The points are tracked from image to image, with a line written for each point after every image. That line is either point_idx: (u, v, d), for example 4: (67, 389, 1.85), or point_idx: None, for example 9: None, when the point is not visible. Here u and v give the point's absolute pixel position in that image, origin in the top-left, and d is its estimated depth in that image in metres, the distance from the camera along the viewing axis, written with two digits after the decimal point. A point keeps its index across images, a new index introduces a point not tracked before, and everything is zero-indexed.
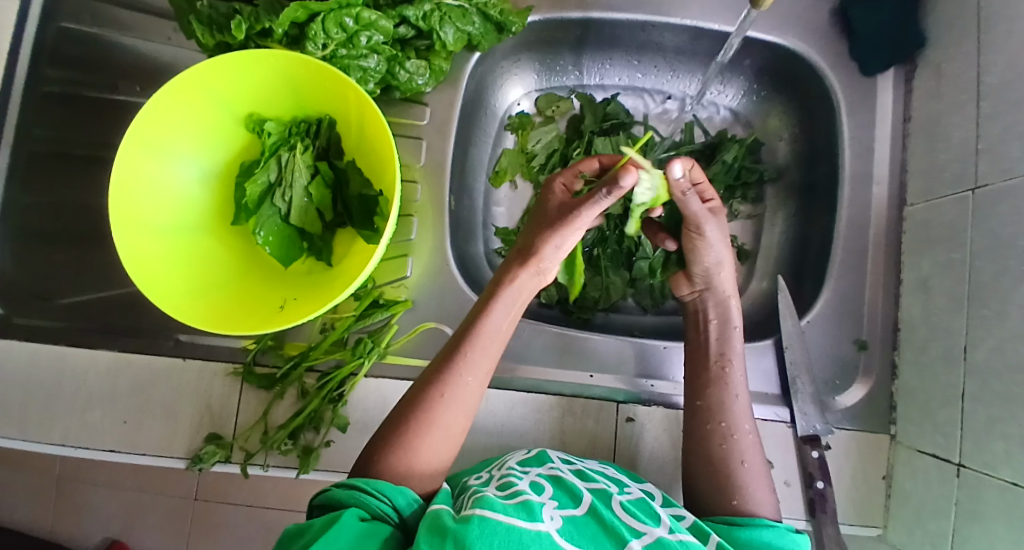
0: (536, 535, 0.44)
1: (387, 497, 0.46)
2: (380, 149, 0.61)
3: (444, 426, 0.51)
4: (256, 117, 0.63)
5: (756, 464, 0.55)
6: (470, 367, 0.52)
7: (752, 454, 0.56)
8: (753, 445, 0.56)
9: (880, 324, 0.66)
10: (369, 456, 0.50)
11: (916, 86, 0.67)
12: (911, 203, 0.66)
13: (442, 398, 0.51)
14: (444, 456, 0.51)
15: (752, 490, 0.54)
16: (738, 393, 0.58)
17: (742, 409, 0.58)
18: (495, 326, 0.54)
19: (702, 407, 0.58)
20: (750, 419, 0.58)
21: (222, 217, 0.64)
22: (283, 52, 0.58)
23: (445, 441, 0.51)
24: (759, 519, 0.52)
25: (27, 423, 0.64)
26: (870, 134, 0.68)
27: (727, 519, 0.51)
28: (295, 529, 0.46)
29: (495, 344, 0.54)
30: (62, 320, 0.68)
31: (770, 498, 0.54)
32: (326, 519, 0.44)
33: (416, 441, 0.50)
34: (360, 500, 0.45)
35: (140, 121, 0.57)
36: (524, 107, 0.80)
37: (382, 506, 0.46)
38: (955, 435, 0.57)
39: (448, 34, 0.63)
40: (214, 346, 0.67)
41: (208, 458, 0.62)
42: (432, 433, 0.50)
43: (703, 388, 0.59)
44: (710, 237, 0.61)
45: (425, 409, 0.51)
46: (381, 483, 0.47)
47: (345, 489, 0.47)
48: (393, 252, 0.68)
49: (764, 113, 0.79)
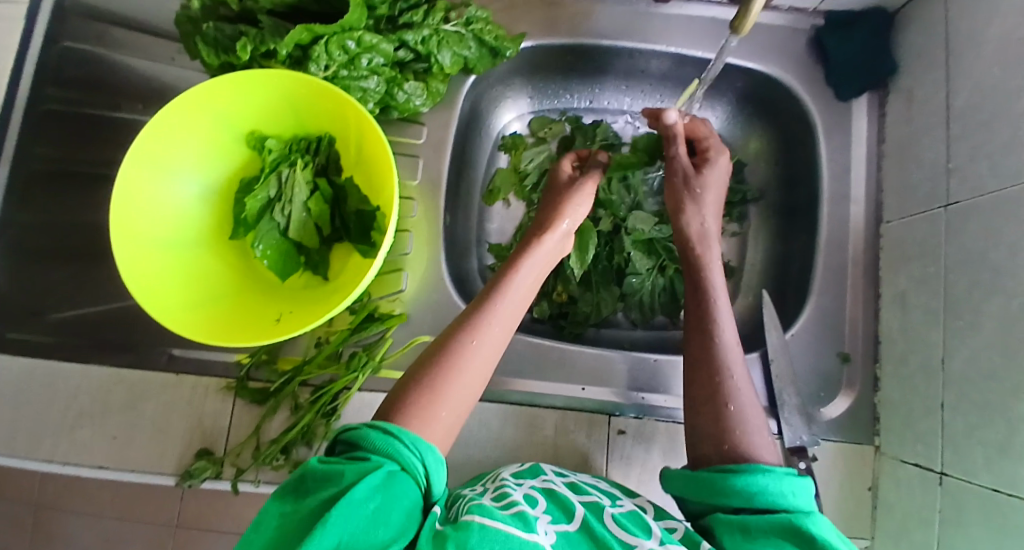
0: (534, 546, 0.44)
1: (418, 452, 0.46)
2: (378, 166, 0.63)
3: (466, 373, 0.52)
4: (257, 134, 0.64)
5: (745, 407, 0.54)
6: (496, 319, 0.55)
7: (742, 399, 0.55)
8: (748, 391, 0.56)
9: (861, 338, 0.69)
10: (392, 402, 0.50)
11: (889, 111, 0.71)
12: (887, 221, 0.69)
13: (469, 345, 0.53)
14: (462, 407, 0.51)
15: (746, 431, 0.53)
16: (736, 371, 0.57)
17: (733, 354, 0.58)
18: (519, 285, 0.59)
19: (691, 352, 0.60)
20: (739, 365, 0.58)
21: (221, 231, 0.65)
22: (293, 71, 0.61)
23: (466, 390, 0.52)
24: (754, 464, 0.50)
25: (18, 442, 0.65)
26: (847, 156, 0.72)
27: (722, 469, 0.50)
28: (320, 470, 0.44)
29: (518, 303, 0.58)
30: (56, 336, 0.68)
31: (771, 445, 0.53)
32: (358, 470, 0.43)
33: (441, 385, 0.51)
34: (393, 449, 0.45)
35: (143, 138, 0.59)
36: (517, 128, 0.83)
37: (411, 460, 0.46)
38: (935, 444, 0.59)
39: (445, 58, 0.66)
40: (207, 361, 0.67)
41: (197, 474, 0.62)
42: (456, 378, 0.51)
43: (693, 332, 0.61)
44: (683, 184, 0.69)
45: (452, 354, 0.52)
46: (413, 436, 0.47)
47: (378, 432, 0.46)
48: (389, 266, 0.70)
49: (746, 135, 0.82)
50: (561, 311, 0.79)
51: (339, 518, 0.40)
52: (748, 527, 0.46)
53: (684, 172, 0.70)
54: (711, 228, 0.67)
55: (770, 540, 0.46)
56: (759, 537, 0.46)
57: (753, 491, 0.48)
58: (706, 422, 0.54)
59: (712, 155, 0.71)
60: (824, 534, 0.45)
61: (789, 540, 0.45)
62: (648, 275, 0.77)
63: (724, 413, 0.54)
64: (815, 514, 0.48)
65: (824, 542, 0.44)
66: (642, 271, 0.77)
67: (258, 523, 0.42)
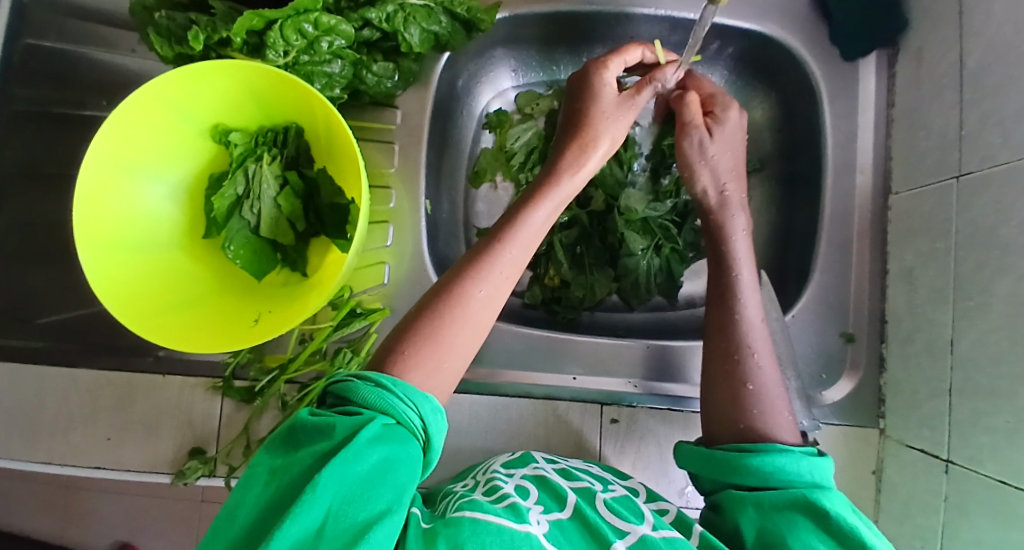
0: (525, 537, 0.41)
1: (415, 404, 0.41)
2: (347, 156, 0.60)
3: (470, 321, 0.46)
4: (222, 128, 0.62)
5: (764, 386, 0.51)
6: (506, 263, 0.49)
7: (762, 376, 0.52)
8: (769, 370, 0.53)
9: (867, 317, 0.65)
10: (389, 349, 0.45)
11: (898, 70, 0.65)
12: (895, 191, 0.64)
13: (474, 293, 0.47)
14: (462, 360, 0.46)
15: (766, 411, 0.50)
16: (754, 343, 0.54)
17: (755, 329, 0.55)
18: (537, 224, 0.52)
19: (715, 323, 0.56)
20: (760, 340, 0.54)
21: (193, 231, 0.64)
22: (248, 67, 0.56)
23: (468, 340, 0.46)
24: (773, 444, 0.47)
25: (14, 444, 0.65)
26: (853, 121, 0.67)
27: (742, 447, 0.48)
28: (311, 424, 0.40)
29: (531, 240, 0.51)
30: (42, 340, 0.67)
31: (790, 423, 0.50)
32: (350, 425, 0.38)
33: (440, 333, 0.45)
34: (386, 403, 0.40)
35: (103, 140, 0.56)
36: (500, 106, 0.79)
37: (410, 416, 0.41)
38: (942, 430, 0.56)
39: (413, 35, 0.61)
40: (192, 362, 0.66)
41: (191, 473, 0.61)
42: (457, 328, 0.46)
43: (714, 305, 0.57)
44: (690, 152, 0.63)
45: (454, 297, 0.46)
46: (409, 387, 0.42)
47: (370, 385, 0.41)
48: (369, 259, 0.67)
49: (748, 100, 0.76)
50: (554, 296, 0.75)
51: (329, 481, 0.36)
52: (762, 503, 0.45)
53: (698, 140, 0.62)
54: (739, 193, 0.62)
55: (783, 517, 0.44)
56: (774, 514, 0.44)
57: (771, 471, 0.45)
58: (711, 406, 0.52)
59: (724, 114, 0.63)
60: (843, 511, 0.43)
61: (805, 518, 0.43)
62: (644, 254, 0.73)
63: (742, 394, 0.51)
64: (833, 491, 0.45)
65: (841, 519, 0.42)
66: (638, 251, 0.72)
67: (248, 478, 0.38)
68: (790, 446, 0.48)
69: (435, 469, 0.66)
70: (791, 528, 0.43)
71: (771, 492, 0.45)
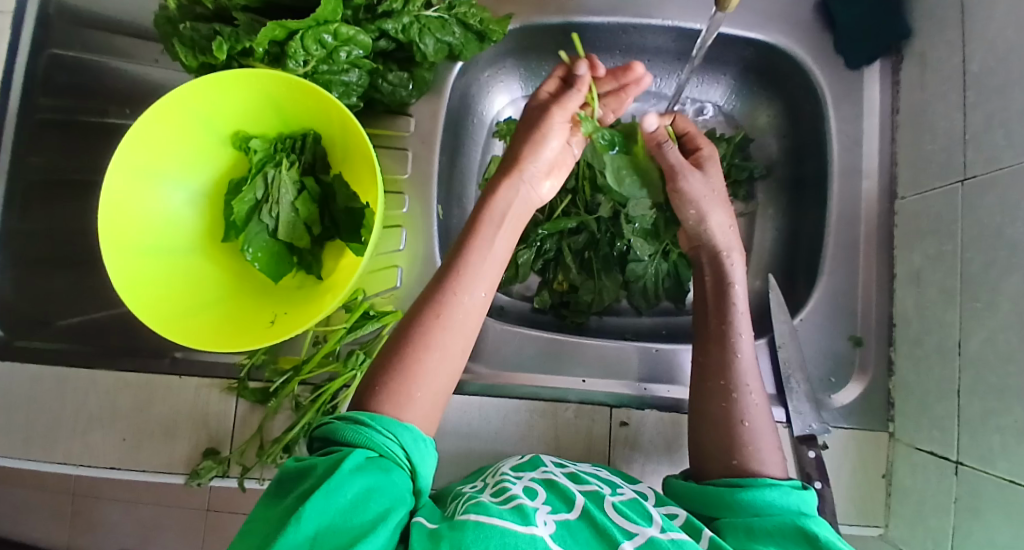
0: (531, 539, 0.41)
1: (393, 433, 0.43)
2: (363, 162, 0.61)
3: (442, 347, 0.47)
4: (242, 134, 0.64)
5: (759, 424, 0.52)
6: (461, 287, 0.49)
7: (756, 414, 0.53)
8: (761, 405, 0.53)
9: (875, 320, 0.66)
10: (368, 384, 0.46)
11: (902, 78, 0.67)
12: (901, 196, 0.65)
13: (440, 317, 0.48)
14: (441, 387, 0.47)
15: (759, 446, 0.51)
16: (742, 350, 0.56)
17: (750, 368, 0.55)
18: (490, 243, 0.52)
19: (704, 364, 0.56)
20: (756, 378, 0.55)
21: (213, 234, 0.65)
22: (229, 71, 0.58)
23: (443, 368, 0.47)
24: (761, 478, 0.48)
25: (32, 445, 0.65)
26: (858, 126, 0.68)
27: (733, 482, 0.48)
28: (295, 469, 0.42)
29: (495, 265, 0.52)
30: (62, 342, 0.69)
31: (779, 459, 0.51)
32: (330, 462, 0.41)
33: (414, 363, 0.46)
34: (364, 439, 0.42)
35: (126, 147, 0.58)
36: (511, 114, 0.80)
37: (389, 445, 0.42)
38: (951, 430, 0.56)
39: (427, 45, 0.63)
40: (209, 363, 0.67)
41: (205, 473, 0.62)
42: (429, 354, 0.46)
43: (709, 343, 0.57)
44: (691, 190, 0.62)
45: (422, 327, 0.47)
46: (386, 419, 0.43)
47: (350, 423, 0.43)
48: (382, 263, 0.69)
49: (753, 109, 0.78)
50: (563, 300, 0.77)
51: (311, 513, 0.37)
52: (752, 528, 0.45)
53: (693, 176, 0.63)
54: (731, 232, 0.62)
55: (774, 541, 0.44)
56: (762, 536, 0.45)
57: (760, 506, 0.46)
58: (717, 408, 0.53)
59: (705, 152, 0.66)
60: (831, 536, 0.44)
61: (797, 544, 0.44)
62: (651, 260, 0.74)
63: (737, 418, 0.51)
64: (819, 520, 0.46)
65: (829, 541, 0.43)
66: (645, 257, 0.73)
67: (242, 529, 0.40)
68: (779, 479, 0.49)
69: (446, 470, 0.67)
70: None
71: (758, 519, 0.46)
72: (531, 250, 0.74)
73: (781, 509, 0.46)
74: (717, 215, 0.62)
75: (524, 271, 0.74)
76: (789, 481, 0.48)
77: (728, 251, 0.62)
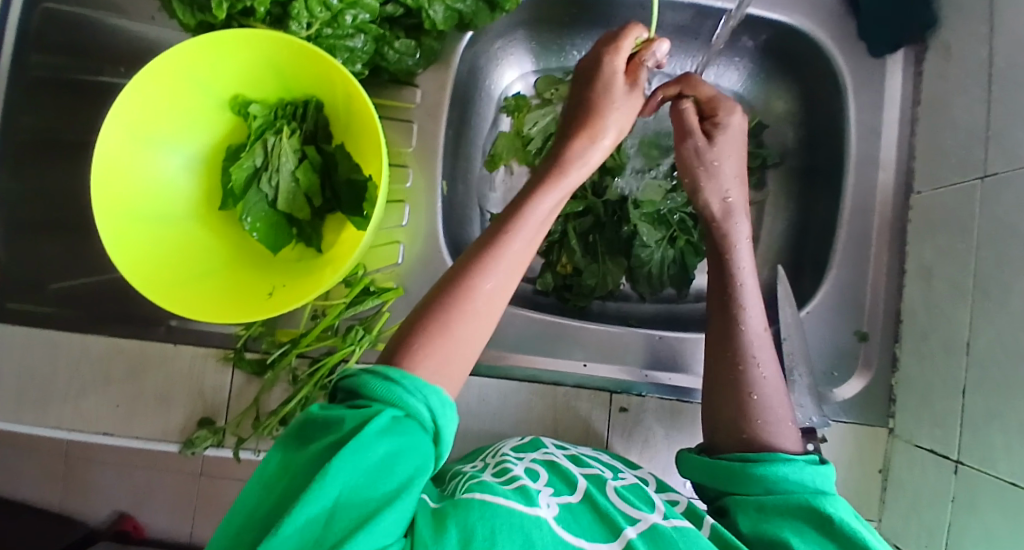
0: (534, 520, 0.41)
1: (423, 395, 0.39)
2: (368, 134, 0.59)
3: (479, 313, 0.44)
4: (242, 99, 0.61)
5: (769, 397, 0.50)
6: (510, 253, 0.45)
7: (766, 386, 0.51)
8: (771, 378, 0.51)
9: (882, 316, 0.65)
10: (396, 345, 0.43)
11: (926, 69, 0.65)
12: (917, 191, 0.64)
13: (483, 279, 0.44)
14: (472, 353, 0.44)
15: (767, 422, 0.50)
16: (748, 322, 0.54)
17: (759, 340, 0.53)
18: (543, 213, 0.48)
19: (713, 333, 0.55)
20: (765, 350, 0.53)
21: (211, 202, 0.64)
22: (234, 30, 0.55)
23: (478, 332, 0.44)
24: (776, 452, 0.48)
25: (23, 408, 0.64)
26: (878, 116, 0.66)
27: (744, 456, 0.47)
28: (320, 417, 0.38)
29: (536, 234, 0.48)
30: (53, 306, 0.67)
31: (792, 431, 0.50)
32: (358, 417, 0.37)
33: (449, 327, 0.43)
34: (394, 396, 0.38)
35: (121, 106, 0.56)
36: (520, 89, 0.78)
37: (418, 406, 0.39)
38: (953, 429, 0.56)
39: (436, 12, 0.61)
40: (205, 332, 0.66)
41: (199, 442, 0.62)
42: (466, 321, 0.43)
43: (715, 312, 0.56)
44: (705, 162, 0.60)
45: (464, 287, 0.44)
46: (417, 380, 0.39)
47: (378, 378, 0.39)
48: (384, 238, 0.67)
49: (768, 95, 0.75)
50: (565, 283, 0.75)
51: (337, 471, 0.35)
52: (764, 505, 0.45)
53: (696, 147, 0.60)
54: (740, 200, 0.60)
55: (787, 519, 0.44)
56: (774, 515, 0.44)
57: (775, 480, 0.45)
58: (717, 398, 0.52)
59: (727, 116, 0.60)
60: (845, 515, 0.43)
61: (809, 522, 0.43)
62: (657, 246, 0.73)
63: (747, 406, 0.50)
64: (838, 497, 0.45)
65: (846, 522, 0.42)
66: (651, 243, 0.72)
67: (260, 469, 0.38)
68: (796, 454, 0.48)
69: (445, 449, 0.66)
70: (796, 532, 0.43)
71: (772, 495, 0.45)
72: None
73: (796, 484, 0.45)
74: (733, 188, 0.60)
75: None
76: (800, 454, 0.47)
77: (733, 218, 0.59)
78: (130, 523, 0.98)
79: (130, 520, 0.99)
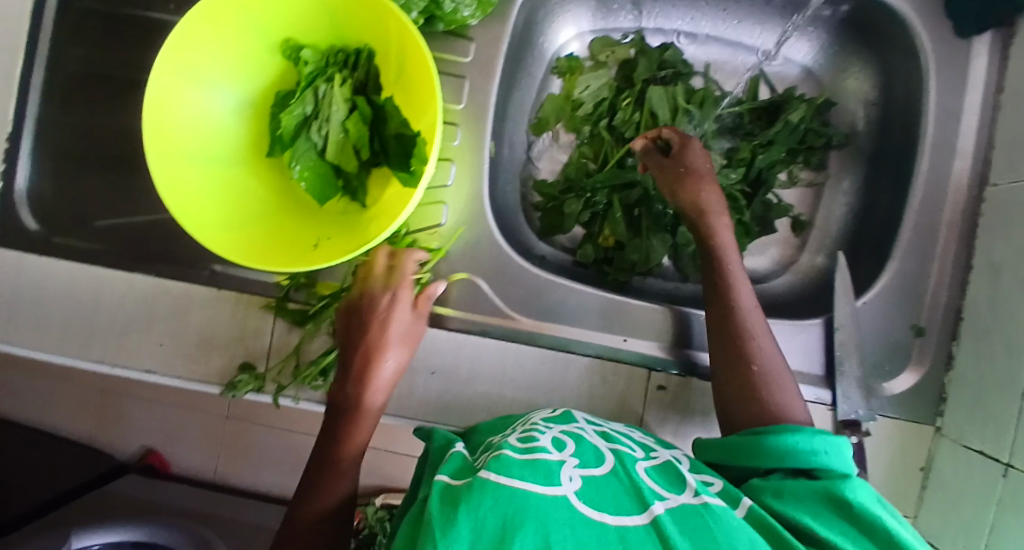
0: (552, 499, 0.34)
1: None
2: (420, 85, 0.57)
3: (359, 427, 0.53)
4: (293, 42, 0.59)
5: (770, 366, 0.50)
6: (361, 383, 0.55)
7: (766, 356, 0.51)
8: (771, 348, 0.52)
9: (942, 311, 0.62)
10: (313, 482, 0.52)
11: (1014, 52, 0.60)
12: (994, 183, 0.60)
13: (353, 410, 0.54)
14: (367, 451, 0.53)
15: (771, 391, 0.49)
16: (740, 299, 0.54)
17: (753, 315, 0.53)
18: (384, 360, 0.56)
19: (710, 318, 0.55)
20: (759, 321, 0.53)
21: (258, 148, 0.63)
22: None
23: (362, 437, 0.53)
24: (787, 427, 0.46)
25: (67, 341, 0.65)
26: (959, 99, 0.62)
27: (755, 430, 0.46)
28: None
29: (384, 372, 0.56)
30: (99, 243, 0.67)
31: (800, 399, 0.49)
32: None
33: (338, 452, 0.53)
34: None
35: (173, 42, 0.55)
36: (575, 50, 0.76)
37: None
38: (1005, 431, 0.54)
39: None
40: (248, 278, 0.66)
41: (241, 386, 0.62)
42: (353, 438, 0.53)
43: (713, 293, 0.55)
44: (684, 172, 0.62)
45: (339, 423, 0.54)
46: None
47: None
48: (429, 197, 0.66)
49: (843, 69, 0.73)
50: (606, 257, 0.73)
51: None
52: (782, 490, 0.41)
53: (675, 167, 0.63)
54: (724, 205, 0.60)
55: (807, 507, 0.40)
56: (791, 499, 0.40)
57: (789, 454, 0.43)
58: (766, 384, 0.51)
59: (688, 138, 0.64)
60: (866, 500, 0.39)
61: (830, 509, 0.39)
62: None
63: (747, 377, 0.50)
64: (858, 481, 0.41)
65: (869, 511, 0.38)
66: None
67: None
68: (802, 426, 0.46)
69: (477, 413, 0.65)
70: (814, 520, 0.39)
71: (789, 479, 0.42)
72: (580, 200, 0.71)
73: (812, 462, 0.42)
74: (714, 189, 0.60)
75: (569, 221, 0.71)
76: (807, 428, 0.46)
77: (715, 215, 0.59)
78: (156, 459, 1.01)
79: (157, 456, 1.01)
